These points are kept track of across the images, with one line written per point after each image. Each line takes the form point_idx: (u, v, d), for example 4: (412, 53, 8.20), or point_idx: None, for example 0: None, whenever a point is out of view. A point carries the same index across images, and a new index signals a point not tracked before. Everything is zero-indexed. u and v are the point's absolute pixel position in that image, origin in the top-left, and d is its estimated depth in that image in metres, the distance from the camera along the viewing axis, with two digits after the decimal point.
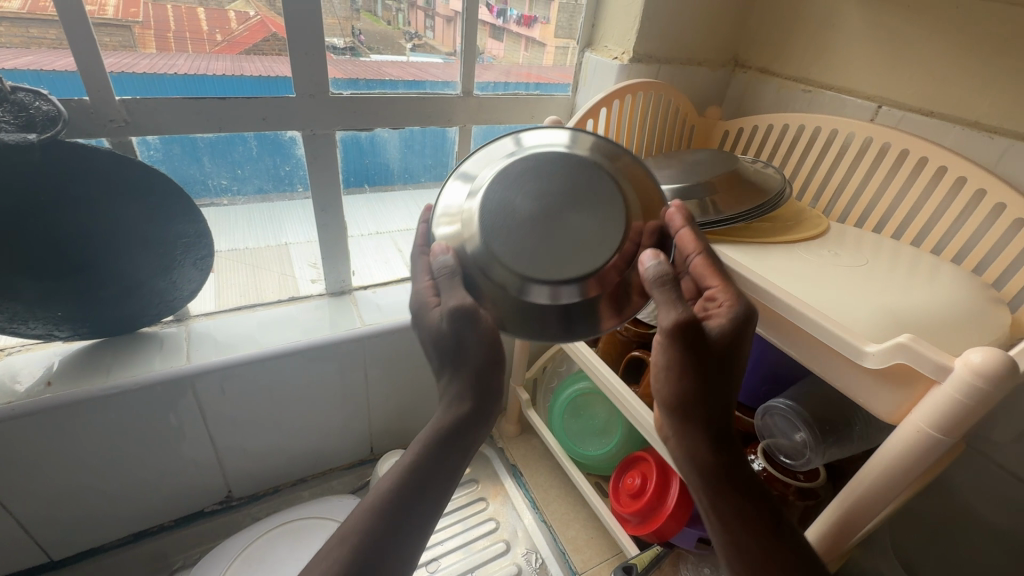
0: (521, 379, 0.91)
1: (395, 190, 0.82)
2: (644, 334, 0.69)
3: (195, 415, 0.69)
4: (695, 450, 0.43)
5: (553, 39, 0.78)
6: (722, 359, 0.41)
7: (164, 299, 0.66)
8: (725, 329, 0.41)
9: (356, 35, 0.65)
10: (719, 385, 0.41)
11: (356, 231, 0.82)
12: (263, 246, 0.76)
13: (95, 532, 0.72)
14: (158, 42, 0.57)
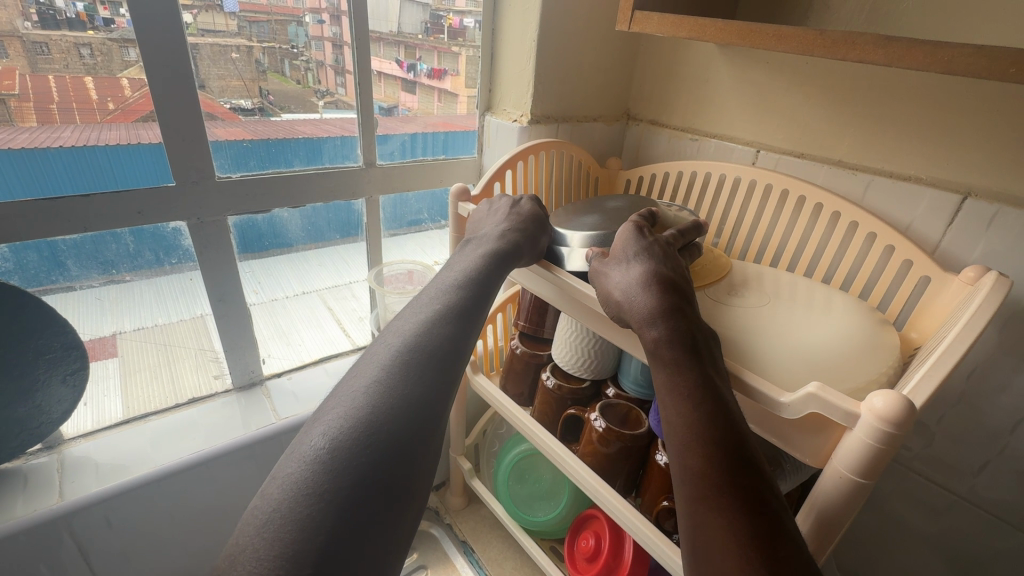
0: (462, 448, 0.86)
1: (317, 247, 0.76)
2: (576, 390, 0.67)
3: (74, 558, 0.58)
4: (650, 331, 0.41)
5: (464, 89, 0.78)
6: (634, 249, 0.46)
7: (28, 428, 0.56)
8: (632, 231, 0.48)
9: (264, 95, 0.63)
10: (639, 267, 0.44)
11: (277, 293, 0.75)
12: (176, 321, 0.67)
13: None
14: (40, 114, 0.52)
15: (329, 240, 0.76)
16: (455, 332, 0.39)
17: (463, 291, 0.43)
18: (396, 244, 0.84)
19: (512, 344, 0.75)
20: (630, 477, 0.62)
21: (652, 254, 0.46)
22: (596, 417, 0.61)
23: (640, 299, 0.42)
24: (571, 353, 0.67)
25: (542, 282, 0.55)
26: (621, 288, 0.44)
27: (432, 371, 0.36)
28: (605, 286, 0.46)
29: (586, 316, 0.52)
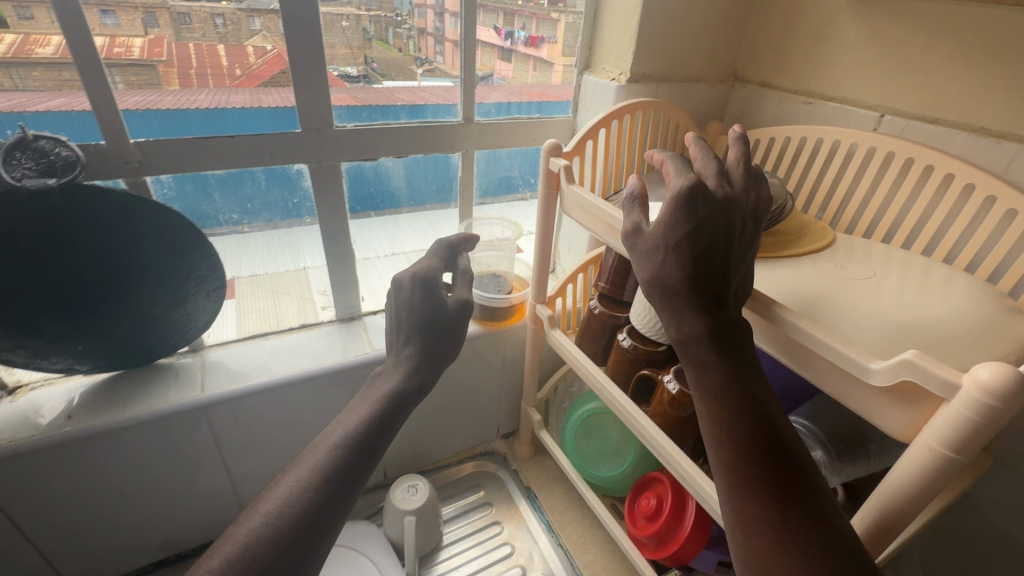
0: (533, 400, 0.90)
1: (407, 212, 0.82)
2: (652, 352, 0.68)
3: (209, 442, 0.70)
4: (681, 329, 0.37)
5: (560, 58, 0.79)
6: (689, 226, 0.37)
7: (179, 331, 0.68)
8: (676, 206, 0.37)
9: (368, 63, 0.67)
10: (684, 255, 0.37)
11: (367, 253, 0.82)
12: (282, 271, 0.77)
13: (112, 562, 0.73)
14: (180, 79, 0.59)
15: (428, 204, 0.82)
16: (382, 435, 0.45)
17: (391, 399, 0.47)
18: (487, 200, 0.87)
19: (591, 304, 0.76)
20: (698, 442, 0.62)
21: (695, 241, 0.37)
22: (670, 380, 0.62)
23: (680, 306, 0.37)
24: (650, 317, 0.68)
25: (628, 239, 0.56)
26: (658, 288, 0.38)
27: (356, 467, 0.42)
28: (641, 275, 0.39)
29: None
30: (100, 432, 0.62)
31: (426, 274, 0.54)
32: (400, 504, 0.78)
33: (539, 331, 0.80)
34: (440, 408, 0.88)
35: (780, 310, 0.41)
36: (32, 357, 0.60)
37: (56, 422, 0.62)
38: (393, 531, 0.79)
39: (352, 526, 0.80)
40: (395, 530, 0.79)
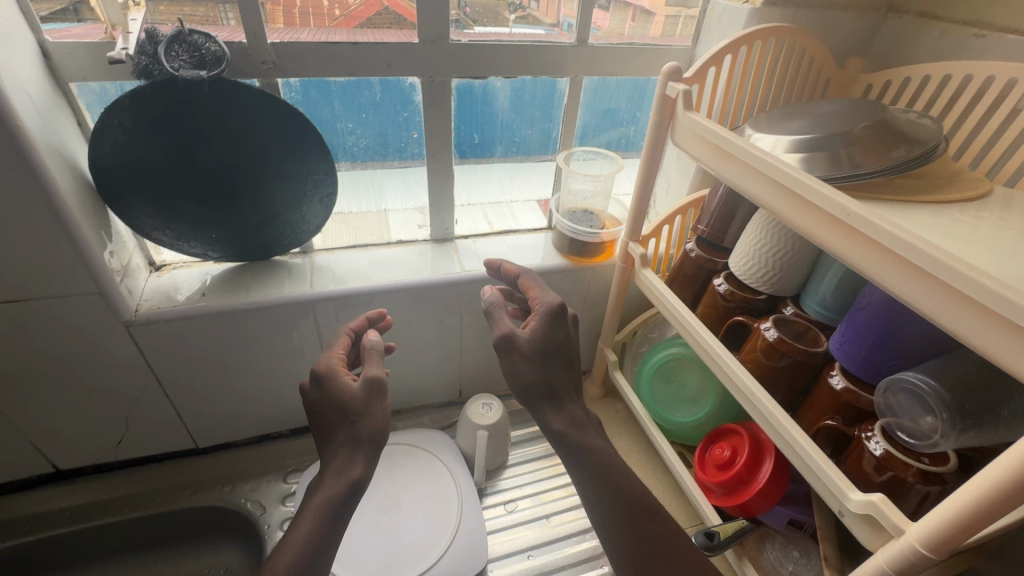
0: (611, 340, 0.89)
1: (491, 162, 0.84)
2: (750, 300, 0.65)
3: (313, 336, 0.77)
4: (523, 378, 0.61)
5: (663, 8, 0.74)
6: (557, 343, 0.63)
7: (295, 231, 0.74)
8: (545, 320, 0.63)
9: (463, 7, 0.67)
10: (551, 363, 0.62)
11: (458, 201, 0.86)
12: (363, 211, 0.82)
13: (229, 429, 0.84)
14: (285, 17, 0.62)
15: (534, 156, 0.85)
16: (335, 527, 0.52)
17: (339, 496, 0.53)
18: (589, 131, 0.84)
19: (688, 247, 0.73)
20: (791, 395, 0.60)
21: (552, 334, 0.63)
22: (768, 328, 0.59)
23: (556, 391, 0.62)
24: (753, 263, 0.65)
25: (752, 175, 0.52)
26: (545, 378, 0.61)
27: (316, 556, 0.50)
28: (523, 365, 0.61)
29: (795, 214, 0.49)
30: (227, 311, 0.70)
31: (324, 365, 0.60)
32: (475, 419, 0.82)
33: (628, 270, 0.78)
34: None
35: (924, 245, 0.37)
36: (176, 239, 0.68)
37: (192, 298, 0.70)
38: (466, 443, 0.84)
39: (429, 433, 0.87)
40: (468, 442, 0.84)
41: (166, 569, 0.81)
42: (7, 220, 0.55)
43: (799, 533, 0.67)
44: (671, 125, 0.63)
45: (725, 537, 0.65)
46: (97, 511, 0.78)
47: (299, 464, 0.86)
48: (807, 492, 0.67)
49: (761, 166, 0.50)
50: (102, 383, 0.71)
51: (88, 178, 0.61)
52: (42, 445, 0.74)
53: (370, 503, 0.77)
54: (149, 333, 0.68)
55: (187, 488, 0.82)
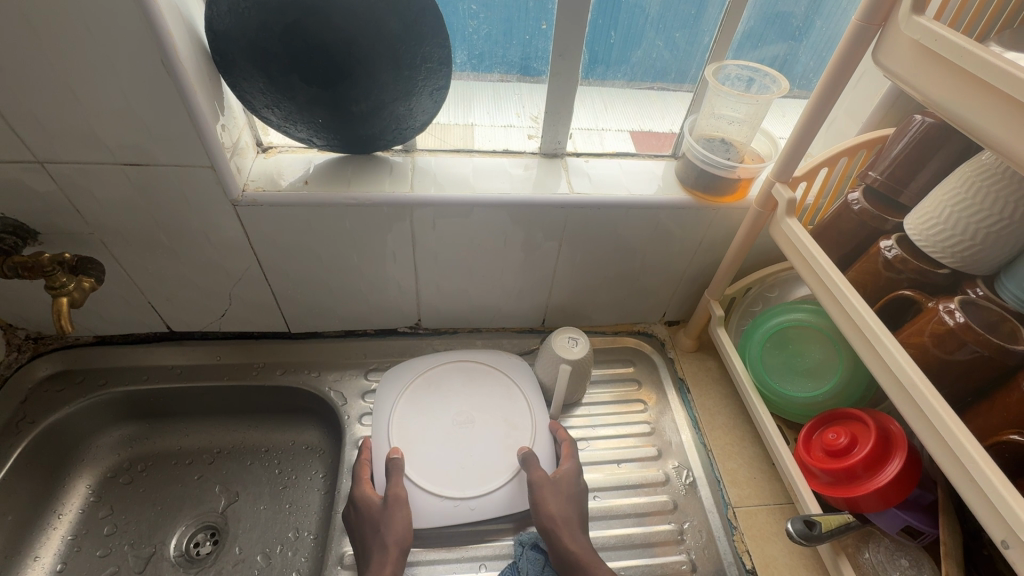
0: (720, 293, 0.79)
1: (613, 85, 0.76)
2: (926, 272, 0.53)
3: (406, 240, 0.74)
4: (553, 513, 0.67)
5: None
6: (577, 495, 0.69)
7: (400, 126, 0.69)
8: (573, 468, 0.72)
9: None
10: (572, 504, 0.68)
11: (576, 124, 0.79)
12: (452, 122, 0.77)
13: (320, 320, 0.86)
14: None
15: (665, 84, 0.76)
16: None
17: None
18: (750, 39, 0.71)
19: (850, 197, 0.61)
20: (957, 392, 0.49)
21: (576, 482, 0.71)
22: (952, 310, 0.48)
23: (572, 521, 0.67)
24: (941, 228, 0.52)
25: (1008, 114, 0.39)
26: (561, 513, 0.67)
27: None
28: (552, 506, 0.67)
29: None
30: (326, 203, 0.68)
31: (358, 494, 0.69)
32: (560, 353, 0.77)
33: (764, 215, 0.67)
34: (616, 273, 0.84)
35: None
36: (285, 120, 0.65)
37: (295, 185, 0.68)
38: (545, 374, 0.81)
39: (508, 356, 0.84)
40: (548, 374, 0.80)
41: (256, 435, 0.88)
42: (128, 79, 0.53)
43: (911, 542, 0.59)
44: (882, 34, 0.50)
45: (826, 529, 0.58)
46: (202, 374, 0.85)
47: (381, 364, 0.88)
48: (933, 501, 0.58)
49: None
50: (209, 258, 0.73)
51: (203, 44, 0.58)
52: (159, 306, 0.80)
53: (444, 415, 0.77)
54: (253, 214, 0.68)
55: (278, 367, 0.86)
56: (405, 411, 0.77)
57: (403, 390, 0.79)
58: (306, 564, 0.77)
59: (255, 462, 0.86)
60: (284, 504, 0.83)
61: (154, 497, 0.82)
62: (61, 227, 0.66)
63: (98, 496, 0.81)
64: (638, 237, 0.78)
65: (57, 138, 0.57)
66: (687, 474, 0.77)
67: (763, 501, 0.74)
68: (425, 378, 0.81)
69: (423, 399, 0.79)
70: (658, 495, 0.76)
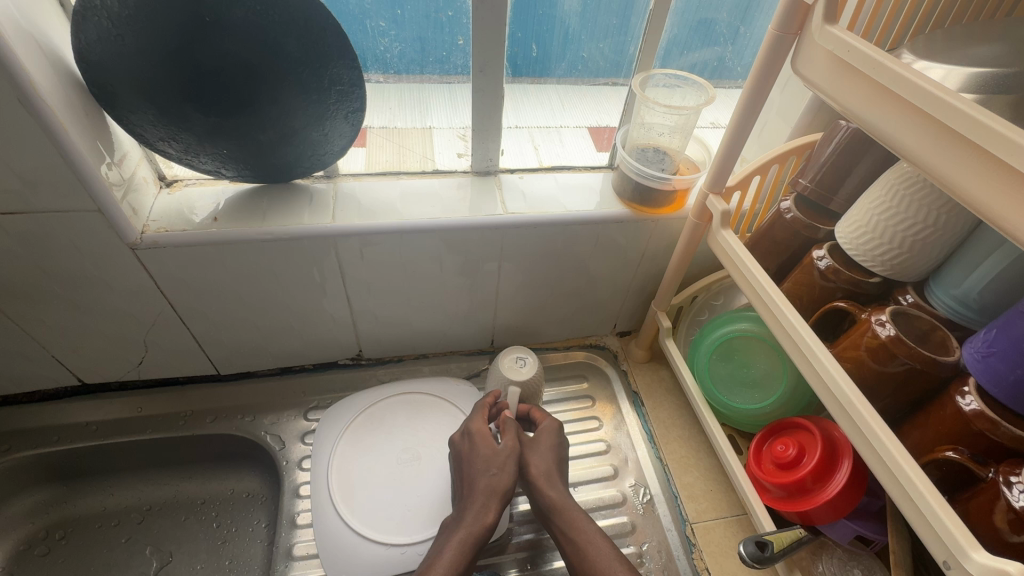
0: (667, 304, 0.77)
1: (545, 82, 0.71)
2: (858, 283, 0.53)
3: (335, 272, 0.70)
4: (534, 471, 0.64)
5: None
6: (558, 450, 0.67)
7: (317, 153, 0.64)
8: (556, 424, 0.69)
9: None
10: (552, 456, 0.66)
11: (513, 120, 0.73)
12: (410, 126, 0.72)
13: (251, 359, 0.80)
14: None
15: (596, 79, 0.72)
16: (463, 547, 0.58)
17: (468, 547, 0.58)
18: (676, 47, 0.69)
19: (783, 205, 0.60)
20: (894, 404, 0.49)
21: (557, 437, 0.68)
22: (883, 322, 0.47)
23: (551, 472, 0.65)
24: (871, 237, 0.51)
25: (926, 128, 0.38)
26: (541, 465, 0.65)
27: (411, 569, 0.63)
28: (533, 458, 0.65)
29: (986, 192, 0.35)
30: (240, 239, 0.62)
31: (473, 427, 0.67)
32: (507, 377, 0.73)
33: (701, 227, 0.65)
34: (561, 289, 0.81)
35: None
36: (184, 153, 0.60)
37: (204, 222, 0.63)
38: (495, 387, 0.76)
39: (457, 383, 0.81)
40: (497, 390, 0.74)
41: (190, 486, 0.82)
42: None
43: (864, 550, 0.58)
44: (798, 43, 0.48)
45: (778, 548, 0.57)
46: (122, 428, 0.78)
47: (322, 401, 0.83)
48: (882, 507, 0.58)
49: (944, 119, 0.36)
50: (115, 305, 0.66)
51: (76, 77, 0.52)
52: (65, 359, 0.73)
53: (389, 453, 0.73)
54: (157, 257, 0.62)
55: (208, 414, 0.80)
56: (347, 452, 0.73)
57: (345, 429, 0.74)
58: None
59: (190, 517, 0.80)
60: (224, 561, 0.77)
61: (76, 568, 0.75)
62: None
63: (9, 573, 0.73)
64: (580, 252, 0.75)
65: None
66: (645, 492, 0.76)
67: (721, 513, 0.73)
68: (368, 413, 0.76)
69: (365, 438, 0.74)
70: (617, 516, 0.74)
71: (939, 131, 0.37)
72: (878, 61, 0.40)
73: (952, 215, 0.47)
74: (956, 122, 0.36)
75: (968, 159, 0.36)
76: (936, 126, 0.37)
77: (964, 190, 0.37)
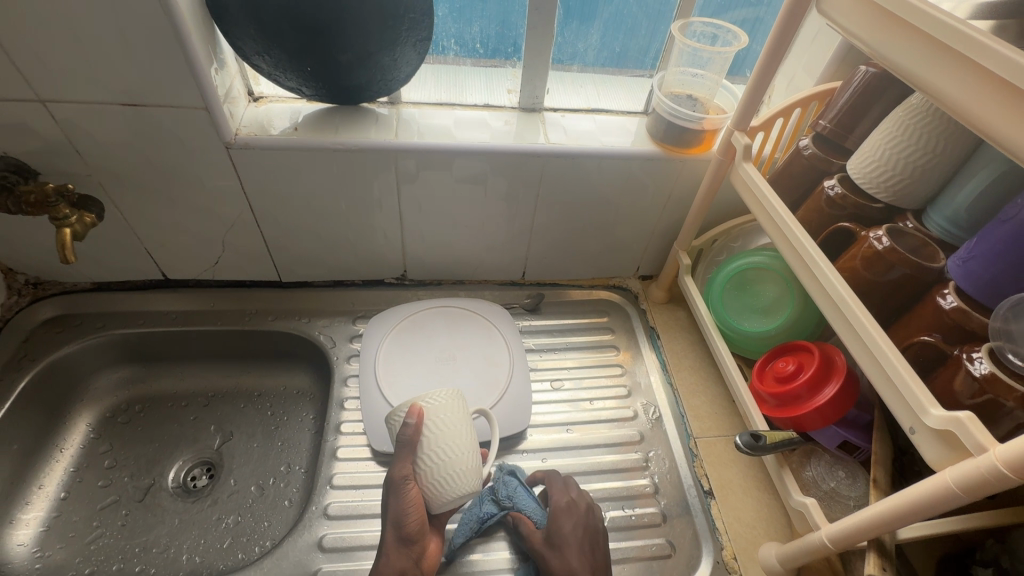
0: (688, 243, 0.84)
1: (574, 71, 0.85)
2: (863, 207, 0.59)
3: (392, 189, 0.79)
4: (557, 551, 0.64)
5: None
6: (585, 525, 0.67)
7: (386, 76, 0.73)
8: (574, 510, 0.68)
9: None
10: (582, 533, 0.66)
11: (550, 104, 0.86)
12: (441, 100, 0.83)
13: (310, 269, 0.90)
14: None
15: (625, 70, 0.86)
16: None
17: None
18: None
19: (802, 143, 0.66)
20: (884, 310, 0.55)
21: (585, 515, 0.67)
22: (879, 234, 0.53)
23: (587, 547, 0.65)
24: (877, 166, 0.57)
25: (930, 51, 0.45)
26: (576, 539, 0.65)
27: None
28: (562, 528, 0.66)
29: (975, 101, 0.42)
30: (316, 147, 0.72)
31: (398, 474, 0.61)
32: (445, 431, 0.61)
33: (725, 164, 0.72)
34: (591, 225, 0.88)
35: None
36: (275, 68, 0.69)
37: (286, 131, 0.72)
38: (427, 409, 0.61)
39: (488, 304, 0.91)
40: (454, 468, 0.61)
41: (249, 380, 0.93)
42: (126, 20, 0.57)
43: (849, 456, 0.65)
44: None
45: (771, 441, 0.64)
46: (196, 320, 0.89)
47: (368, 311, 0.92)
48: (870, 420, 0.64)
49: (944, 40, 0.43)
50: (204, 202, 0.77)
51: None
52: (155, 252, 0.84)
53: (428, 354, 0.84)
54: (246, 159, 0.71)
55: (270, 314, 0.91)
56: (390, 350, 0.84)
57: (388, 332, 0.86)
58: (297, 493, 0.82)
59: (248, 404, 0.91)
60: (276, 442, 0.88)
61: (153, 435, 0.87)
62: (62, 169, 0.70)
63: (99, 433, 0.85)
64: (612, 190, 0.82)
65: (60, 77, 0.61)
66: (654, 411, 0.83)
67: (723, 433, 0.80)
68: (410, 320, 0.88)
69: (407, 340, 0.85)
70: (627, 428, 0.81)
71: (940, 51, 0.44)
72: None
73: (951, 144, 0.53)
74: (953, 41, 0.42)
75: (961, 74, 0.42)
76: (939, 48, 0.44)
77: (957, 101, 0.43)
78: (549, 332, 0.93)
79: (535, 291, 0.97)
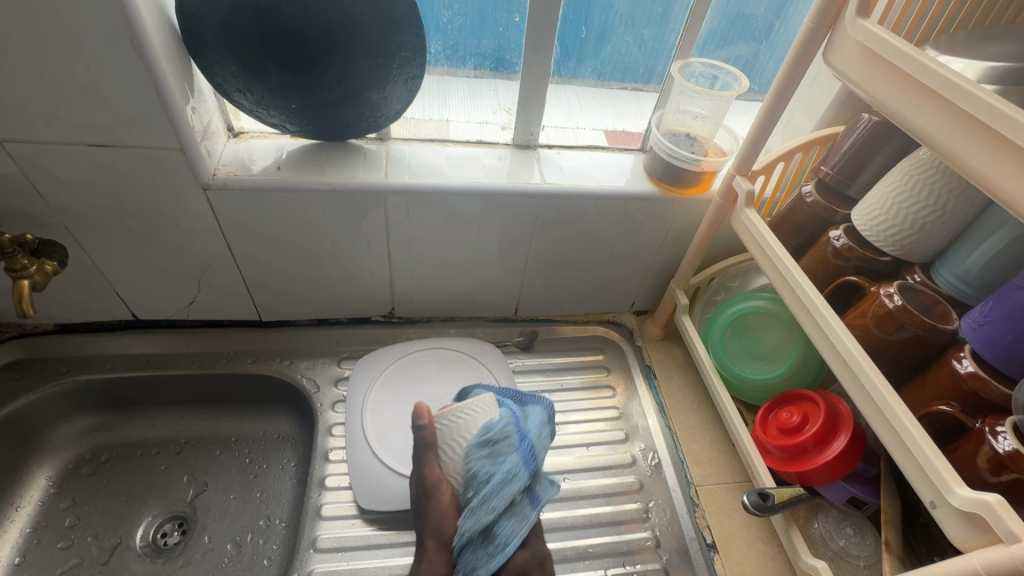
0: (685, 283, 0.82)
1: (573, 85, 0.80)
2: (870, 260, 0.57)
3: (380, 228, 0.75)
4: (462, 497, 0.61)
5: None
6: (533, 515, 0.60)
7: (375, 113, 0.70)
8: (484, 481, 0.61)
9: None
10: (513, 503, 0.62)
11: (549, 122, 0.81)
12: (427, 117, 0.79)
13: (293, 308, 0.86)
14: None
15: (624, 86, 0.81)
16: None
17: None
18: (714, 38, 0.74)
19: (804, 190, 0.64)
20: (895, 369, 0.54)
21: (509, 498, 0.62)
22: (890, 292, 0.52)
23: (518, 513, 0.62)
24: (884, 218, 0.56)
25: (945, 114, 0.43)
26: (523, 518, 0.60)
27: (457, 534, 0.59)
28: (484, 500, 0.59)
29: (995, 169, 0.39)
30: (300, 188, 0.68)
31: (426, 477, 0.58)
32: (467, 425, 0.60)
33: (726, 207, 0.70)
34: (586, 263, 0.86)
35: None
36: (256, 105, 0.65)
37: (268, 170, 0.68)
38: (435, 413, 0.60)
39: (481, 344, 0.88)
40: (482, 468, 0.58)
41: (226, 424, 0.88)
42: (93, 57, 0.53)
43: (857, 511, 0.63)
44: (830, 36, 0.53)
45: (778, 500, 0.62)
46: (168, 362, 0.83)
47: (354, 351, 0.88)
48: (876, 473, 0.63)
49: (959, 103, 0.41)
50: (178, 243, 0.72)
51: (172, 24, 0.58)
52: (124, 293, 0.78)
53: (419, 400, 0.81)
54: (224, 199, 0.67)
55: (250, 356, 0.86)
56: (379, 397, 0.80)
57: (376, 376, 0.82)
58: (278, 551, 0.77)
59: (224, 452, 0.86)
60: (255, 493, 0.82)
61: (119, 488, 0.81)
62: (21, 210, 0.65)
63: (59, 487, 0.79)
64: (609, 227, 0.80)
65: (18, 116, 0.56)
66: (653, 456, 0.80)
67: (724, 480, 0.78)
68: (399, 363, 0.84)
69: (397, 386, 0.82)
70: (625, 476, 0.78)
71: (955, 113, 0.42)
72: (901, 54, 0.45)
73: (960, 200, 0.52)
74: (969, 105, 0.40)
75: (979, 139, 0.40)
76: (953, 111, 0.42)
77: (976, 167, 0.41)
78: (543, 372, 0.90)
79: (528, 328, 0.94)
